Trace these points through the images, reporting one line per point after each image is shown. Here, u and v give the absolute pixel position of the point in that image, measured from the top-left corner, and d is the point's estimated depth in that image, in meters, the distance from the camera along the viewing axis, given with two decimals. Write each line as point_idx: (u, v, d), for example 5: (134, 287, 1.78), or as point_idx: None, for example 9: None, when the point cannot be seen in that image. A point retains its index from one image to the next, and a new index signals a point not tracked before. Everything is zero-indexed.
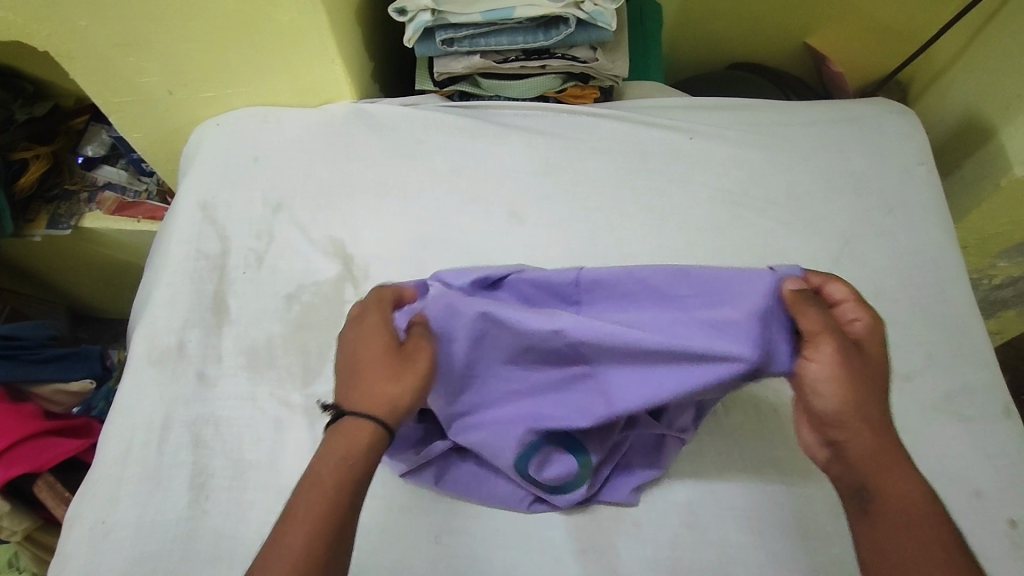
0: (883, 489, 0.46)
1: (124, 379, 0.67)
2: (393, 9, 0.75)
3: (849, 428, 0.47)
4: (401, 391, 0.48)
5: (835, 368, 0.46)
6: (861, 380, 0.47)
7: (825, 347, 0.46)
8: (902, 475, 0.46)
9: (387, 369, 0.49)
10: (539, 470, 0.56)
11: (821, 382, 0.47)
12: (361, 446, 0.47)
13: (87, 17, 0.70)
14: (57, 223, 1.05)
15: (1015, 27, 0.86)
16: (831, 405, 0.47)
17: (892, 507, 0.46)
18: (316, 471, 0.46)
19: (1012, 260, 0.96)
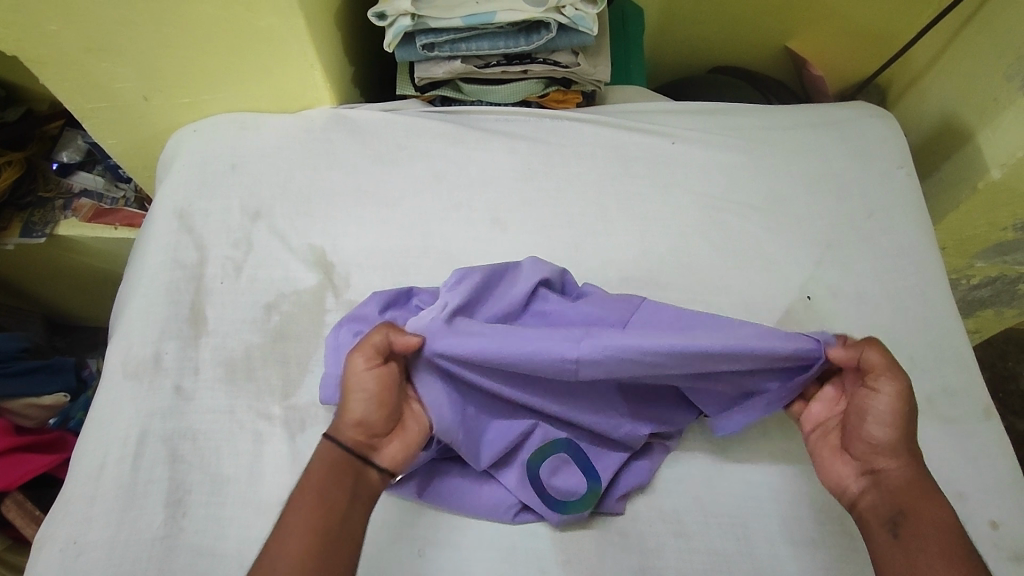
0: (916, 516, 0.49)
1: (98, 393, 0.65)
2: (372, 13, 0.74)
3: (896, 457, 0.52)
4: (351, 403, 0.52)
5: (896, 396, 0.52)
6: (910, 412, 0.52)
7: (892, 380, 0.52)
8: (937, 506, 0.50)
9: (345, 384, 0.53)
10: (549, 477, 0.58)
11: (880, 407, 0.52)
12: (326, 461, 0.51)
13: (57, 22, 0.69)
14: (31, 231, 1.02)
15: (993, 31, 0.87)
16: (886, 432, 0.52)
17: (924, 532, 0.49)
18: (296, 493, 0.49)
19: (989, 260, 0.97)
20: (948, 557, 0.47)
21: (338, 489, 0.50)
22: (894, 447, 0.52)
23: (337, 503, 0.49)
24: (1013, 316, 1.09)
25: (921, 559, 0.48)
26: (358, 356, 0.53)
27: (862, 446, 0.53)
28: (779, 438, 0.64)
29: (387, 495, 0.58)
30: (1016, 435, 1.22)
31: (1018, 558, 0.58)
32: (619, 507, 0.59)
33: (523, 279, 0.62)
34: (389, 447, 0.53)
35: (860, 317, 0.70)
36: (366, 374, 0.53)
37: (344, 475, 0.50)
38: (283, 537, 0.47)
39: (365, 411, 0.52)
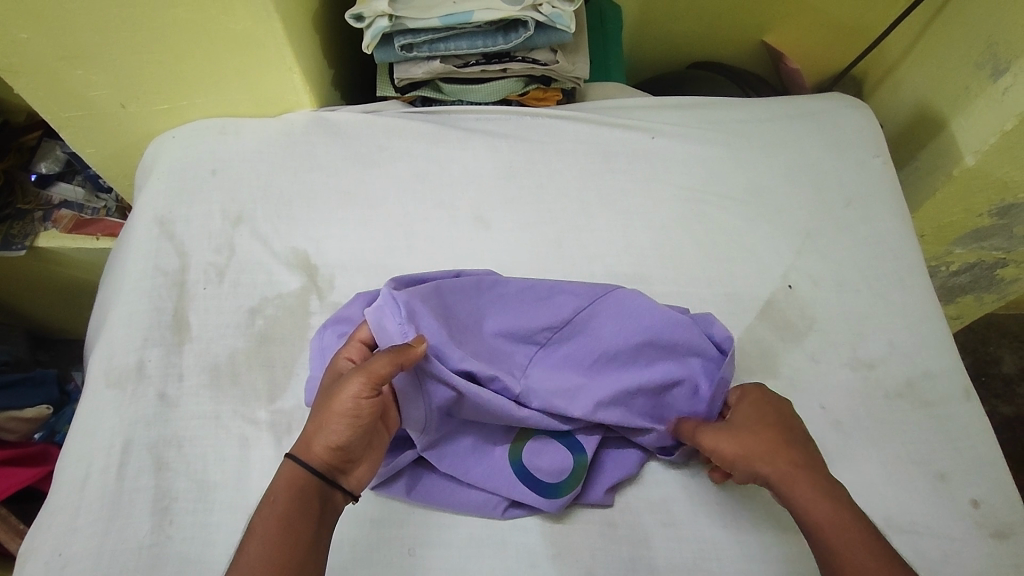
0: (815, 520, 0.50)
1: (81, 403, 0.64)
2: (349, 14, 0.74)
3: (772, 464, 0.53)
4: (331, 428, 0.50)
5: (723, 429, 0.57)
6: (759, 426, 0.56)
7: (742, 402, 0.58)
8: (818, 497, 0.51)
9: (325, 410, 0.51)
10: (534, 460, 0.60)
11: (724, 440, 0.56)
12: (291, 488, 0.49)
13: (29, 30, 0.68)
14: (10, 243, 1.00)
15: (964, 20, 0.88)
16: (745, 450, 0.55)
17: (828, 535, 0.49)
18: (258, 517, 0.48)
19: (967, 246, 0.99)
20: (857, 547, 0.48)
21: (304, 514, 0.48)
22: (766, 457, 0.54)
23: (303, 530, 0.48)
24: (992, 301, 1.11)
25: (834, 559, 0.48)
26: (359, 381, 0.50)
27: (738, 471, 0.55)
28: None
29: (377, 494, 0.58)
30: (999, 419, 1.24)
31: (1000, 535, 0.59)
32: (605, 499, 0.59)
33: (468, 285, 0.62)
34: (360, 467, 0.53)
35: (842, 304, 0.71)
36: (363, 402, 0.51)
37: (311, 499, 0.49)
38: (245, 561, 0.46)
39: (347, 438, 0.50)
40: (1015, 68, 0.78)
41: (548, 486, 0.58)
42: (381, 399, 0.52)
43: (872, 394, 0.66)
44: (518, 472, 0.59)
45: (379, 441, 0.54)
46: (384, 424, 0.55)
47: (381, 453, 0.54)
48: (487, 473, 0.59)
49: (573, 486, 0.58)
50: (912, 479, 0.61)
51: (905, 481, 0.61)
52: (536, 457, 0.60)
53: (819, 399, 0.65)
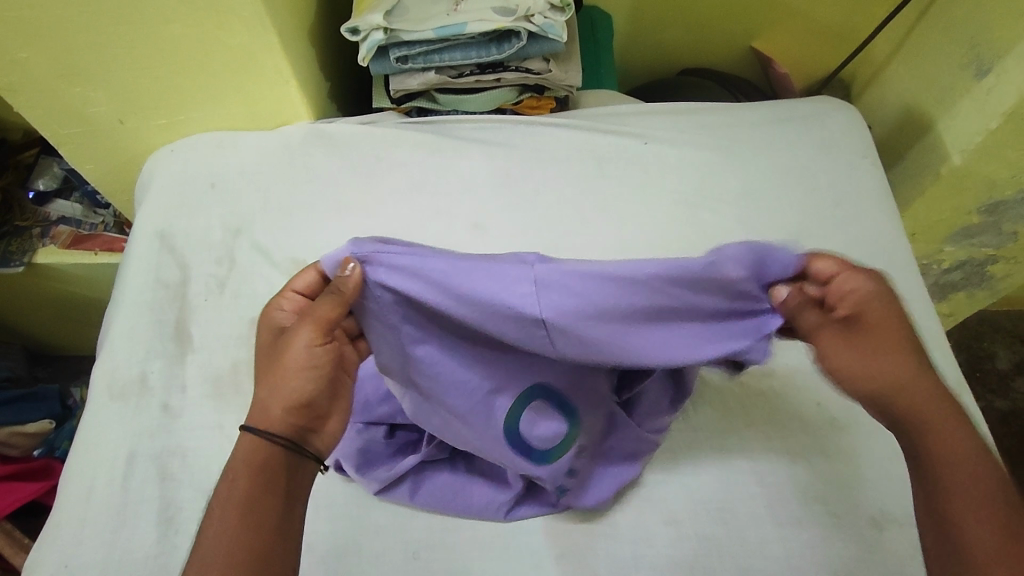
0: None
1: (84, 415, 0.65)
2: (345, 28, 0.76)
3: (909, 393, 0.48)
4: (287, 383, 0.50)
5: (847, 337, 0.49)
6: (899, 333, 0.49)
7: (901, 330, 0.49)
8: (957, 432, 0.47)
9: (275, 365, 0.51)
10: (529, 428, 0.54)
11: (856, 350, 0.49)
12: (247, 460, 0.48)
13: (29, 49, 0.69)
14: (9, 260, 1.01)
15: (947, 23, 0.90)
16: (893, 375, 0.48)
17: (971, 471, 0.48)
18: (216, 504, 0.47)
19: (957, 244, 1.00)
20: (993, 487, 0.47)
21: (264, 494, 0.47)
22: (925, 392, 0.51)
23: (265, 509, 0.47)
24: (984, 297, 1.12)
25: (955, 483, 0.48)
26: (308, 327, 0.50)
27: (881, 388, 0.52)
28: (763, 425, 0.65)
29: (380, 500, 0.59)
30: (996, 414, 1.25)
31: None
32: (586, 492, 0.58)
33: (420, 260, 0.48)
34: (329, 423, 0.53)
35: None
36: (316, 347, 0.51)
37: (268, 476, 0.48)
38: (207, 547, 0.45)
39: (305, 387, 0.51)
40: (997, 68, 0.80)
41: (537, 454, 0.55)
42: (336, 346, 0.52)
43: None
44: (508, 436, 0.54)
45: (345, 396, 0.54)
46: (344, 373, 0.54)
47: (347, 406, 0.55)
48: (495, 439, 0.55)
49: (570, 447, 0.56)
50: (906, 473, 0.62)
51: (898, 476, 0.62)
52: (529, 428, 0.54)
53: (816, 396, 0.67)
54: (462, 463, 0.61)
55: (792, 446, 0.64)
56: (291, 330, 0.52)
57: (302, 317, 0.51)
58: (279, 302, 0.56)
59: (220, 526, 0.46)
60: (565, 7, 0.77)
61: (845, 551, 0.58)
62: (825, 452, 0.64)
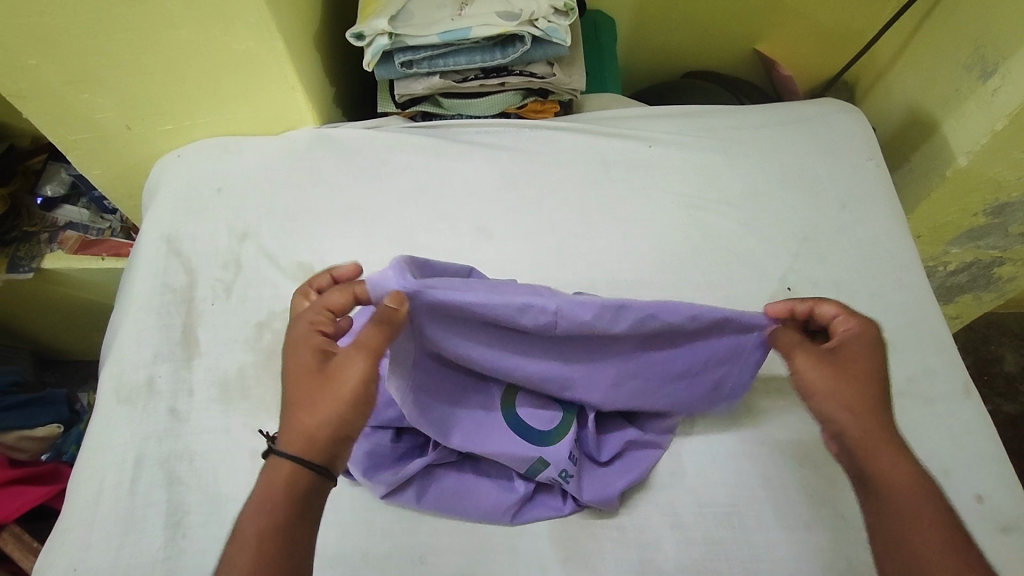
0: (883, 471, 0.49)
1: (93, 419, 0.65)
2: (350, 34, 0.76)
3: (849, 422, 0.51)
4: (337, 416, 0.48)
5: (821, 361, 0.53)
6: (880, 369, 0.53)
7: (812, 355, 0.54)
8: (899, 460, 0.49)
9: (317, 391, 0.49)
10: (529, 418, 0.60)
11: (826, 377, 0.52)
12: (278, 480, 0.47)
13: (40, 56, 0.70)
14: (17, 265, 1.02)
15: (952, 25, 0.90)
16: (845, 402, 0.52)
17: (891, 485, 0.48)
18: (249, 526, 0.45)
19: (963, 246, 1.00)
20: (916, 500, 0.47)
21: (302, 517, 0.46)
22: (846, 414, 0.51)
23: (303, 534, 0.46)
24: (990, 299, 1.12)
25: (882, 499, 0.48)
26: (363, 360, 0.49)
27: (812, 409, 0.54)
28: (770, 428, 0.65)
29: (387, 503, 0.59)
30: (1004, 417, 1.25)
31: (1004, 529, 0.59)
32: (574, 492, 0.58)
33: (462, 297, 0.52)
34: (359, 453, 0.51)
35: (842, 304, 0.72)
36: (369, 380, 0.49)
37: (301, 498, 0.47)
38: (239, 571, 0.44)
39: (344, 419, 0.49)
40: (1002, 69, 0.80)
41: (535, 437, 0.59)
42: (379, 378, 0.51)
43: None
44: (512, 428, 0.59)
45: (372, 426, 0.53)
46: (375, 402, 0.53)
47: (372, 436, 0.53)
48: (485, 434, 0.58)
49: (560, 441, 0.59)
50: None
51: None
52: (527, 415, 0.60)
53: None
54: (470, 467, 0.61)
55: (800, 450, 0.63)
56: (341, 359, 0.50)
57: (349, 346, 0.50)
58: (314, 322, 0.55)
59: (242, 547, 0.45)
60: (569, 11, 0.77)
61: (853, 555, 0.58)
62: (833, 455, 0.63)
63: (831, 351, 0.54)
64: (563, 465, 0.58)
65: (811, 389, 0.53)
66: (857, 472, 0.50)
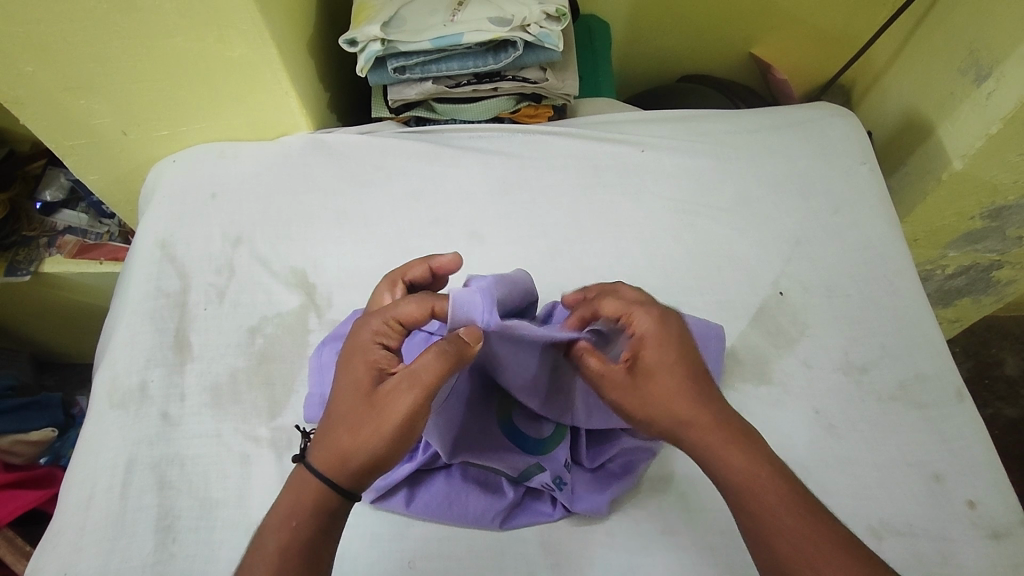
0: (724, 470, 0.50)
1: (85, 424, 0.65)
2: (343, 39, 0.77)
3: (677, 431, 0.52)
4: (376, 442, 0.48)
5: (625, 384, 0.53)
6: (684, 366, 0.53)
7: (622, 385, 0.52)
8: (736, 453, 0.50)
9: (362, 412, 0.49)
10: (534, 432, 0.59)
11: (633, 399, 0.52)
12: (305, 488, 0.48)
13: (36, 64, 0.70)
14: (16, 269, 1.03)
15: (946, 28, 0.90)
16: (668, 420, 0.52)
17: (738, 485, 0.49)
18: (273, 535, 0.47)
19: (960, 249, 0.99)
20: (768, 488, 0.48)
21: (324, 534, 0.48)
22: (668, 425, 0.52)
23: (322, 550, 0.48)
24: (989, 302, 1.11)
25: (740, 503, 0.49)
26: (413, 393, 0.47)
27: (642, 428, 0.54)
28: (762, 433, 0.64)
29: (376, 509, 0.59)
30: (1004, 421, 1.24)
31: (997, 535, 0.59)
32: (567, 501, 0.58)
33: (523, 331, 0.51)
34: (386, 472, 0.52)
35: (835, 309, 0.72)
36: (416, 413, 0.48)
37: (325, 516, 0.48)
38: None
39: (384, 450, 0.48)
40: (997, 72, 0.80)
41: (535, 447, 0.59)
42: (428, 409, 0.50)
43: (867, 398, 0.66)
44: (518, 442, 0.59)
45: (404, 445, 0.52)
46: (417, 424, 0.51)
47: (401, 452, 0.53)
48: (491, 448, 0.58)
49: (556, 448, 0.59)
50: (905, 481, 0.62)
51: (896, 483, 0.61)
52: (528, 425, 0.60)
53: (814, 404, 0.66)
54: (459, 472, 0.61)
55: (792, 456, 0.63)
56: (393, 386, 0.48)
57: (402, 375, 0.48)
58: (378, 332, 0.53)
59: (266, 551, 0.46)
60: (561, 17, 0.78)
61: None
62: (825, 462, 0.63)
63: (629, 367, 0.54)
64: (557, 473, 0.58)
65: (629, 415, 0.53)
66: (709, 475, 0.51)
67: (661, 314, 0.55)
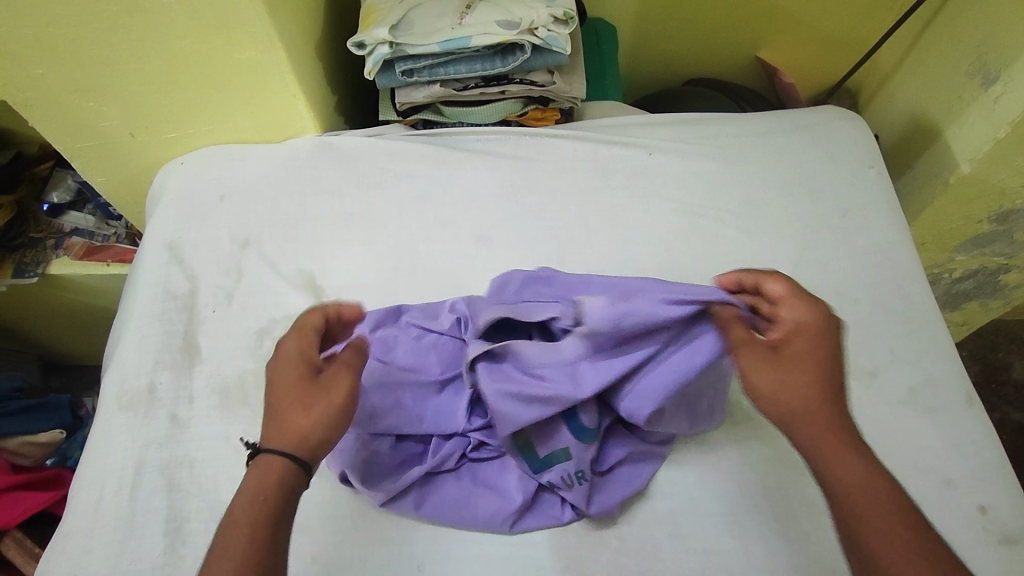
0: (835, 473, 0.47)
1: (94, 426, 0.66)
2: (351, 42, 0.77)
3: (801, 422, 0.49)
4: (325, 422, 0.50)
5: (766, 360, 0.51)
6: (826, 363, 0.51)
7: (756, 360, 0.51)
8: (848, 457, 0.48)
9: (303, 399, 0.51)
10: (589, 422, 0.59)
11: (768, 377, 0.51)
12: (261, 472, 0.48)
13: (45, 66, 0.71)
14: (24, 271, 1.03)
15: (954, 32, 0.90)
16: (796, 407, 0.50)
17: (847, 489, 0.46)
18: (240, 511, 0.46)
19: (968, 253, 0.99)
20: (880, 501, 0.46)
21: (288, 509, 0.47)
22: (795, 413, 0.50)
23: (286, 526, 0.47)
24: (997, 306, 1.11)
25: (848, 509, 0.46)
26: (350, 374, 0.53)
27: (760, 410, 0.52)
28: (771, 437, 0.64)
29: (386, 513, 0.59)
30: (1012, 425, 1.23)
31: (1008, 541, 0.59)
32: (584, 495, 0.57)
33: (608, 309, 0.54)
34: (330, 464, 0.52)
35: (844, 312, 0.72)
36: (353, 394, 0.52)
37: (288, 489, 0.48)
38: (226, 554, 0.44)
39: (332, 428, 0.51)
40: (1004, 76, 0.79)
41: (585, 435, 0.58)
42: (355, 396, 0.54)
43: (876, 403, 0.66)
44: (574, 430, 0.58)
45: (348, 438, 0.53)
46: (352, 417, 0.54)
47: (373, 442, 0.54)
48: (548, 431, 0.59)
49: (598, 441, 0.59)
50: (914, 486, 0.61)
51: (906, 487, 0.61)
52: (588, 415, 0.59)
53: None
54: (468, 476, 0.61)
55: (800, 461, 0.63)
56: (331, 373, 0.52)
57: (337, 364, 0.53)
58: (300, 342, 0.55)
59: (240, 535, 0.45)
60: (568, 20, 0.78)
61: None
62: None
63: (773, 349, 0.52)
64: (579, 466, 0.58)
65: (756, 391, 0.51)
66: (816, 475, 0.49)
67: (819, 310, 0.53)
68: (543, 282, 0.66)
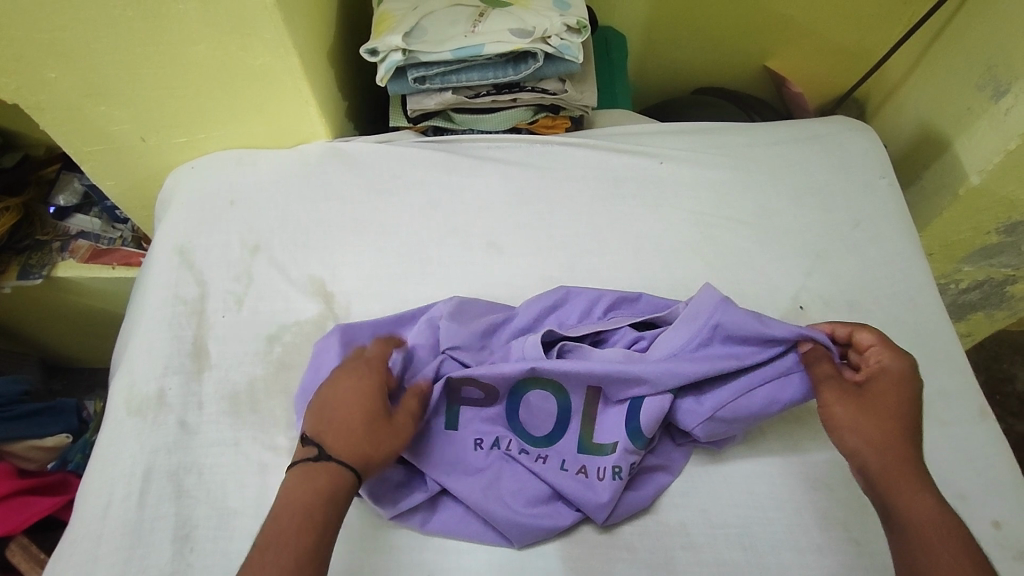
0: (905, 508, 0.50)
1: (102, 430, 0.65)
2: (364, 49, 0.77)
3: (873, 455, 0.53)
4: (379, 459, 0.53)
5: (850, 395, 0.56)
6: (909, 408, 0.55)
7: (837, 392, 0.56)
8: (918, 493, 0.50)
9: (369, 436, 0.53)
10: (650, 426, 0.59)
11: (847, 408, 0.55)
12: (310, 477, 0.50)
13: (59, 70, 0.71)
14: (28, 273, 1.03)
15: (963, 43, 0.91)
16: (873, 439, 0.53)
17: (914, 524, 0.49)
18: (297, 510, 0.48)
19: (975, 264, 0.99)
20: (949, 540, 0.48)
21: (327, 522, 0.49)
22: (869, 445, 0.53)
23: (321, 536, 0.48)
24: (1003, 318, 1.11)
25: (913, 543, 0.48)
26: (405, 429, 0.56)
27: (836, 441, 0.56)
28: (783, 449, 0.64)
29: (394, 527, 0.58)
30: (1018, 437, 1.23)
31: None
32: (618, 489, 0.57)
33: (705, 313, 0.61)
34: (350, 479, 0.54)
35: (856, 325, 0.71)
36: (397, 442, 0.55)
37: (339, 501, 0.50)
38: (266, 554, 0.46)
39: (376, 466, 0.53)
40: (1014, 88, 0.80)
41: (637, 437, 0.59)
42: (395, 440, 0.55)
43: None
44: (631, 429, 0.59)
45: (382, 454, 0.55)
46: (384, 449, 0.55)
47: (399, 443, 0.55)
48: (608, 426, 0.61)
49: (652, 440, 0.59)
50: None
51: None
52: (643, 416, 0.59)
53: None
54: None
55: (812, 474, 0.63)
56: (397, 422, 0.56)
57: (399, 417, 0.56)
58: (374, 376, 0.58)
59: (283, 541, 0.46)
60: (581, 29, 0.78)
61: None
62: (846, 480, 0.62)
63: (858, 386, 0.57)
64: (614, 461, 0.59)
65: (833, 419, 0.55)
66: (884, 511, 0.51)
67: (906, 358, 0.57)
68: (628, 303, 0.68)
